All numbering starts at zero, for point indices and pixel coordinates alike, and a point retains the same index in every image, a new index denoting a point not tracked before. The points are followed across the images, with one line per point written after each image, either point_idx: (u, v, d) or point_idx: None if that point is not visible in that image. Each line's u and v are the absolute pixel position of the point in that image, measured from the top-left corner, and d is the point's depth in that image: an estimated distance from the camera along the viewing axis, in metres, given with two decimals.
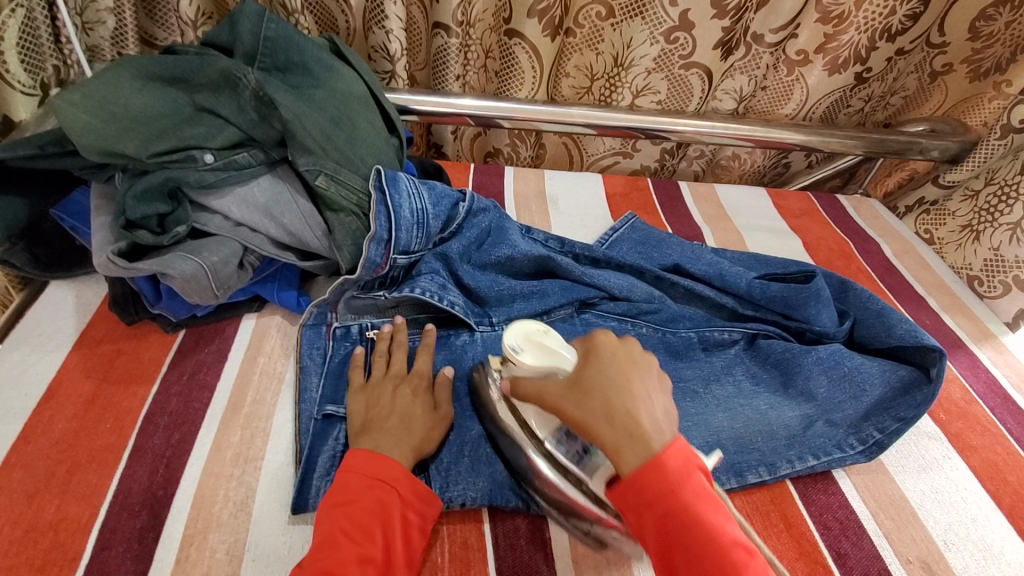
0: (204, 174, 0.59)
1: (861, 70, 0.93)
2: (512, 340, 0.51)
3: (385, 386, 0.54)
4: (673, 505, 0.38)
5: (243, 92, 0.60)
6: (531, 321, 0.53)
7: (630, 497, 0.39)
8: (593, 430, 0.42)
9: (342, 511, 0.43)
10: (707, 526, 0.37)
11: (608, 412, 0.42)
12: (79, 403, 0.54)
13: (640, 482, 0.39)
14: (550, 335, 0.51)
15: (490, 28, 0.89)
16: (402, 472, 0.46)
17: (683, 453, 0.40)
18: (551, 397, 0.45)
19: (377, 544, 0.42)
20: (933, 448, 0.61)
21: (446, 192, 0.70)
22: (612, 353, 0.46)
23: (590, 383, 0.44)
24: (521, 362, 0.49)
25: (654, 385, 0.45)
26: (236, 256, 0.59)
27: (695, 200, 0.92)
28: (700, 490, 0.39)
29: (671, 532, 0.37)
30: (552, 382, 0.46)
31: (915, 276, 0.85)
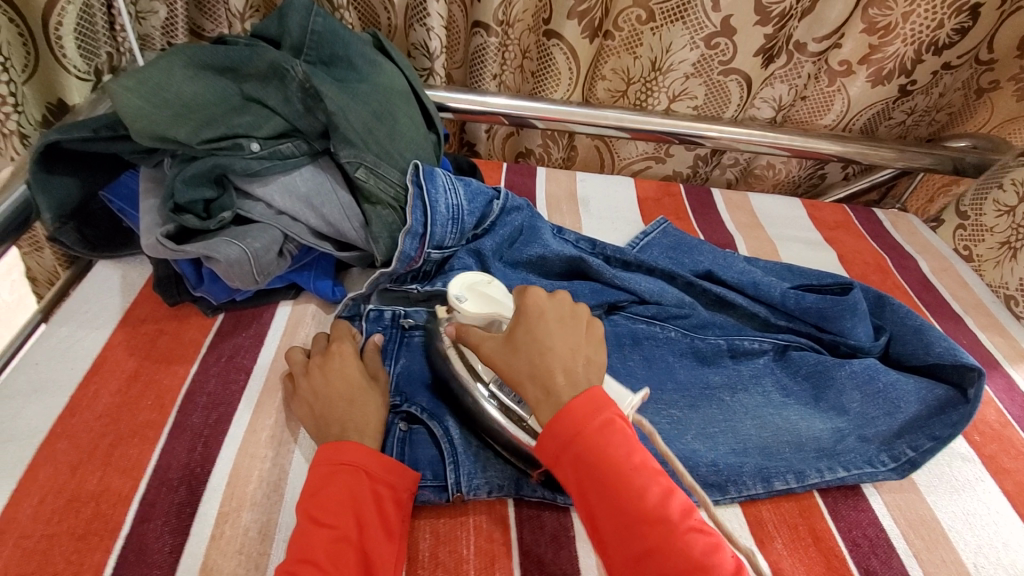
0: (250, 162, 0.60)
1: (905, 83, 0.91)
2: (456, 289, 0.54)
3: (308, 377, 0.54)
4: (588, 452, 0.40)
5: (290, 84, 0.62)
6: (471, 273, 0.56)
7: (552, 447, 0.42)
8: (521, 387, 0.46)
9: (307, 497, 0.45)
10: (626, 472, 0.40)
11: (531, 368, 0.45)
12: (122, 378, 0.56)
13: (558, 431, 0.42)
14: (492, 286, 0.55)
15: (529, 29, 0.89)
16: (364, 451, 0.47)
17: (601, 403, 0.42)
18: (487, 352, 0.48)
19: (349, 523, 0.43)
20: (966, 469, 0.60)
21: (481, 189, 0.70)
22: (539, 312, 0.47)
23: (518, 342, 0.46)
24: (464, 311, 0.52)
25: (579, 334, 0.47)
26: (276, 244, 0.60)
27: (727, 208, 0.91)
28: (619, 437, 0.41)
29: (587, 481, 0.40)
30: (486, 337, 0.49)
31: (953, 294, 0.83)
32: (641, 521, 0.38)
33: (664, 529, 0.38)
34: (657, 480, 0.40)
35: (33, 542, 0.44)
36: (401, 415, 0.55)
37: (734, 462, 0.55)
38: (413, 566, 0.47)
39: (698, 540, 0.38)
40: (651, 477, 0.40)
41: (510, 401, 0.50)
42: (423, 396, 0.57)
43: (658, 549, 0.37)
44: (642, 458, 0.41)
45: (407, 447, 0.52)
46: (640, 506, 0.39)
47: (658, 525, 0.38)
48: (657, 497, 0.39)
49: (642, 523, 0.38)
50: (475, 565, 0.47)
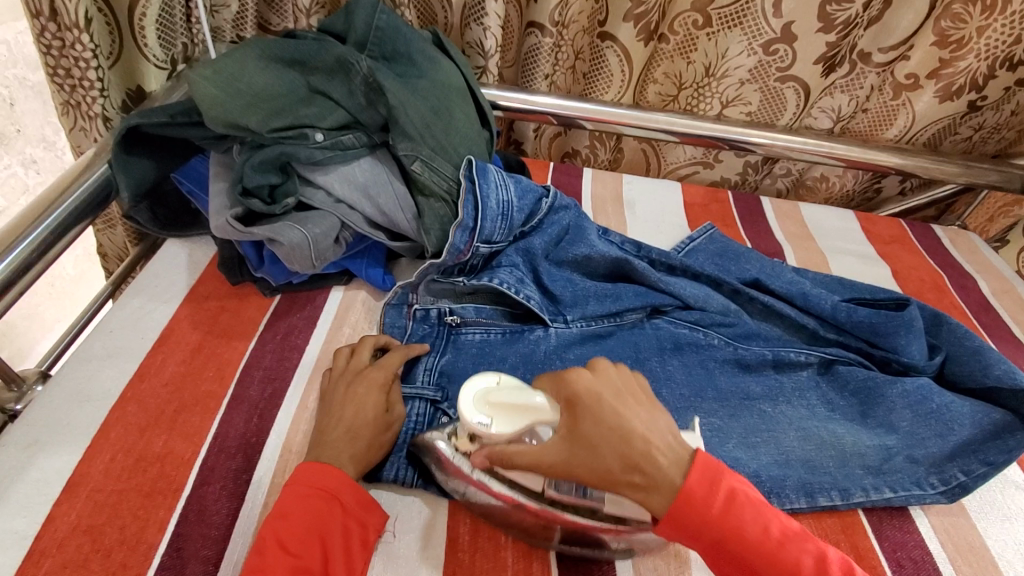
0: (314, 152, 0.62)
1: (977, 99, 0.87)
2: (473, 417, 0.43)
3: (335, 391, 0.54)
4: (728, 539, 0.39)
5: (355, 78, 0.64)
6: (476, 376, 0.45)
7: (679, 535, 0.40)
8: (616, 485, 0.41)
9: (274, 519, 0.43)
10: (771, 547, 0.39)
11: (623, 463, 0.41)
12: (187, 349, 0.59)
13: (685, 523, 0.40)
14: (503, 386, 0.45)
15: (584, 30, 0.90)
16: (346, 482, 0.46)
17: (712, 475, 0.41)
18: (553, 463, 0.42)
19: (314, 555, 0.42)
20: (1020, 499, 0.57)
21: (531, 187, 0.71)
22: (597, 398, 0.42)
23: (591, 440, 0.41)
24: (497, 434, 0.43)
25: (638, 400, 0.44)
26: (334, 231, 0.63)
27: (776, 217, 0.90)
28: (749, 513, 0.40)
29: (730, 563, 0.40)
30: (545, 447, 0.42)
31: (1015, 317, 0.79)
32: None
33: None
34: (803, 547, 0.40)
35: (103, 496, 0.48)
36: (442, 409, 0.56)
37: (777, 474, 0.54)
38: (454, 548, 0.48)
39: None
40: (797, 546, 0.40)
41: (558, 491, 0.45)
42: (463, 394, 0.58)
43: None
44: (779, 527, 0.40)
45: None
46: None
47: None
48: (810, 567, 0.39)
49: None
50: (513, 553, 0.48)
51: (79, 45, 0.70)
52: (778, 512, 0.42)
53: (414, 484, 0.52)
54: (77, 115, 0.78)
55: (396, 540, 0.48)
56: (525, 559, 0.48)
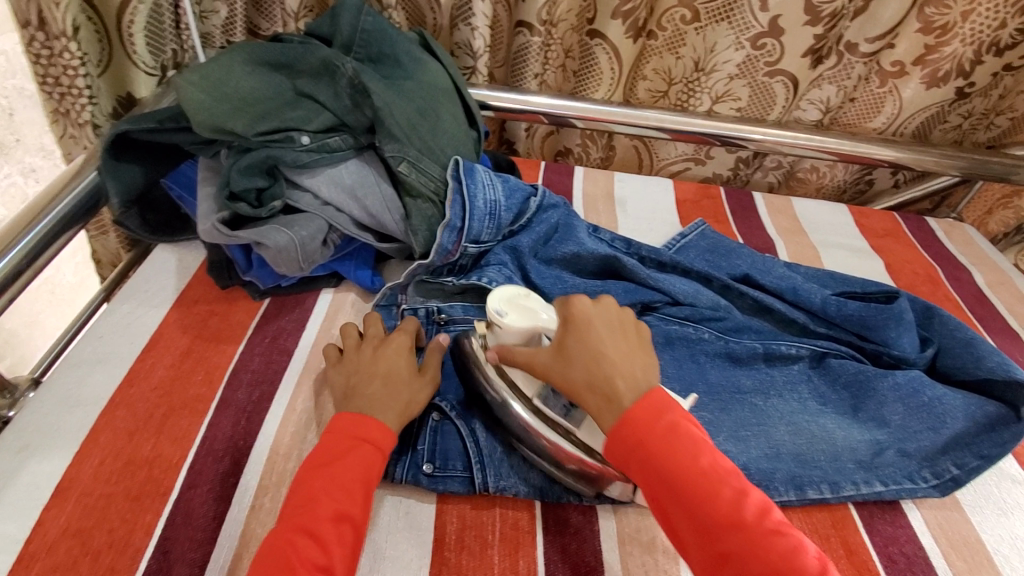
0: (300, 154, 0.63)
1: (964, 86, 0.87)
2: (495, 304, 0.53)
3: (362, 351, 0.56)
4: (652, 456, 0.41)
5: (340, 80, 0.65)
6: (507, 286, 0.55)
7: (614, 449, 0.43)
8: (581, 397, 0.46)
9: (317, 467, 0.45)
10: (695, 475, 0.40)
11: (589, 376, 0.46)
12: (176, 354, 0.59)
13: (622, 435, 0.42)
14: (530, 298, 0.54)
15: (573, 28, 0.90)
16: (388, 434, 0.48)
17: (660, 403, 0.43)
18: (540, 365, 0.49)
19: (356, 503, 0.44)
20: (1017, 492, 0.57)
21: (519, 185, 0.72)
22: (588, 320, 0.48)
23: (571, 351, 0.47)
24: (508, 325, 0.52)
25: (632, 336, 0.49)
26: (322, 233, 0.63)
27: (769, 212, 0.89)
28: (682, 439, 0.41)
29: (654, 483, 0.41)
30: (537, 351, 0.50)
31: (1010, 309, 0.78)
32: (717, 526, 0.38)
33: (738, 533, 0.37)
34: (728, 482, 0.40)
35: (92, 500, 0.48)
36: (433, 407, 0.56)
37: (767, 469, 0.54)
38: (441, 547, 0.48)
39: (781, 543, 0.37)
40: (723, 479, 0.40)
41: (555, 413, 0.50)
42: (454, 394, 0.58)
43: (735, 553, 0.37)
44: (710, 462, 0.41)
45: (438, 437, 0.54)
46: (712, 508, 0.39)
47: (734, 527, 0.38)
48: (731, 499, 0.39)
49: (715, 525, 0.38)
50: (500, 551, 0.48)
51: (67, 53, 0.71)
52: (719, 454, 0.42)
53: (403, 482, 0.51)
54: (67, 123, 0.78)
55: (383, 540, 0.48)
56: (512, 558, 0.48)
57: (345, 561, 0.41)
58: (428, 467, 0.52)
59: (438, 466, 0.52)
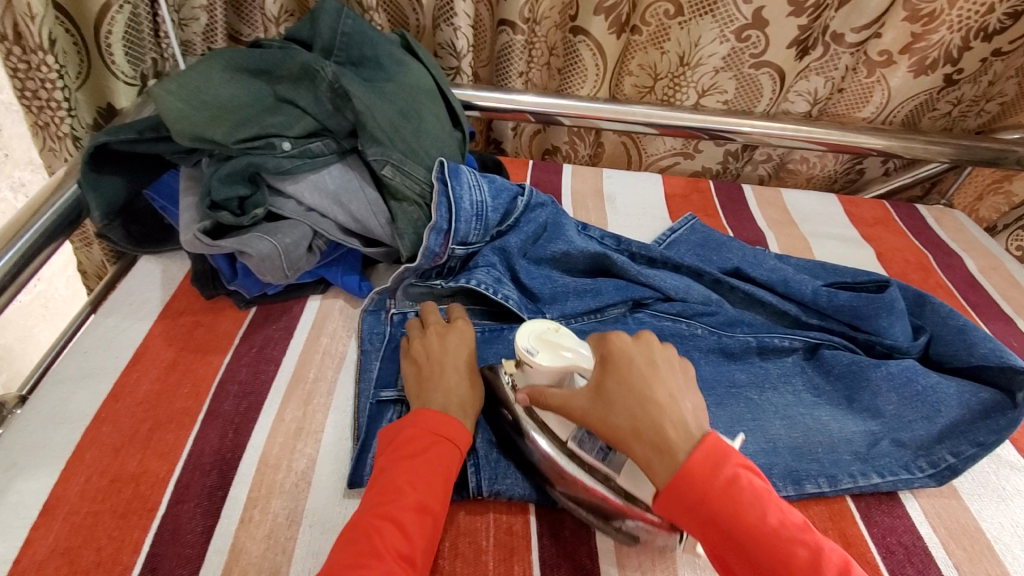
0: (281, 161, 0.62)
1: (952, 73, 0.87)
2: (524, 341, 0.48)
3: (423, 344, 0.56)
4: (718, 515, 0.39)
5: (320, 84, 0.64)
6: (540, 319, 0.51)
7: (670, 508, 0.40)
8: (626, 445, 0.43)
9: (401, 459, 0.46)
10: (766, 536, 0.38)
11: (634, 424, 0.43)
12: (161, 367, 0.58)
13: (680, 495, 0.40)
14: (561, 333, 0.49)
15: (556, 26, 0.89)
16: (463, 432, 0.49)
17: (719, 455, 0.40)
18: (577, 408, 0.46)
19: (436, 498, 0.45)
20: (1015, 479, 0.56)
21: (505, 186, 0.71)
22: (629, 361, 0.45)
23: (611, 395, 0.44)
24: (538, 365, 0.47)
25: (677, 375, 0.46)
26: (306, 240, 0.62)
27: (759, 205, 0.89)
28: (748, 497, 0.39)
29: (721, 542, 0.39)
30: (573, 394, 0.46)
31: (1003, 294, 0.78)
32: None
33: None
34: (799, 539, 0.38)
35: (78, 518, 0.47)
36: None
37: (763, 463, 0.53)
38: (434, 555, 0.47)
39: None
40: (794, 535, 0.38)
41: (590, 455, 0.47)
42: None
43: None
44: (778, 520, 0.39)
45: None
46: (788, 571, 0.37)
47: None
48: (806, 558, 0.37)
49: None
50: (494, 557, 0.48)
51: (45, 66, 0.70)
52: (782, 505, 0.40)
53: None
54: (47, 136, 0.77)
55: None
56: (506, 563, 0.47)
57: (423, 552, 0.43)
58: None
59: None
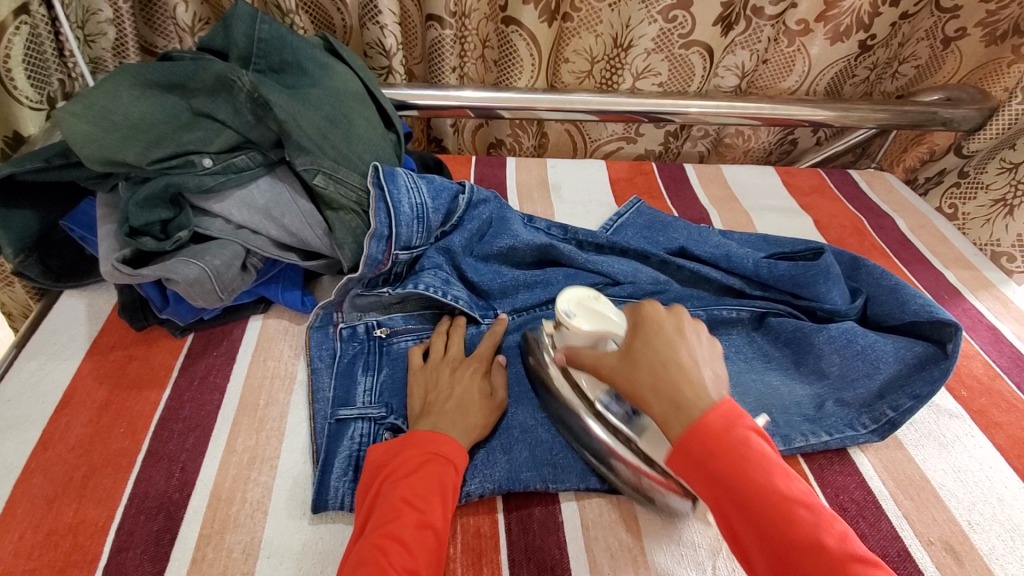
0: (204, 179, 0.59)
1: (866, 39, 0.90)
2: (564, 304, 0.52)
3: (440, 371, 0.55)
4: (722, 468, 0.37)
5: (238, 95, 0.60)
6: (581, 288, 0.54)
7: (676, 461, 0.39)
8: (648, 404, 0.42)
9: (399, 479, 0.45)
10: (773, 497, 0.35)
11: (653, 380, 0.41)
12: (94, 408, 0.55)
13: (690, 450, 0.38)
14: (601, 301, 0.52)
15: (487, 17, 0.88)
16: (457, 449, 0.48)
17: (732, 414, 0.38)
18: (608, 368, 0.46)
19: (435, 511, 0.44)
20: (954, 426, 0.59)
21: (445, 185, 0.69)
22: (657, 324, 0.44)
23: (637, 356, 0.43)
24: (576, 328, 0.50)
25: (704, 347, 0.44)
26: (238, 259, 0.59)
27: (700, 182, 0.91)
28: (756, 457, 0.37)
29: (721, 495, 0.37)
30: (604, 355, 0.47)
31: (931, 249, 0.82)
32: (791, 548, 0.34)
33: (817, 558, 0.33)
34: (804, 503, 0.36)
35: None
36: (387, 426, 0.54)
37: None
38: None
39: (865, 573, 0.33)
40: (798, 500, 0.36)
41: (621, 427, 0.50)
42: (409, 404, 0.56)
43: None
44: (783, 482, 0.36)
45: None
46: (793, 533, 0.34)
47: (814, 553, 0.33)
48: (807, 520, 0.35)
49: (794, 549, 0.34)
50: (461, 562, 0.47)
51: None
52: (790, 473, 0.38)
53: None
54: None
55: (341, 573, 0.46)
56: (475, 566, 0.47)
57: (429, 568, 0.41)
58: None
59: None
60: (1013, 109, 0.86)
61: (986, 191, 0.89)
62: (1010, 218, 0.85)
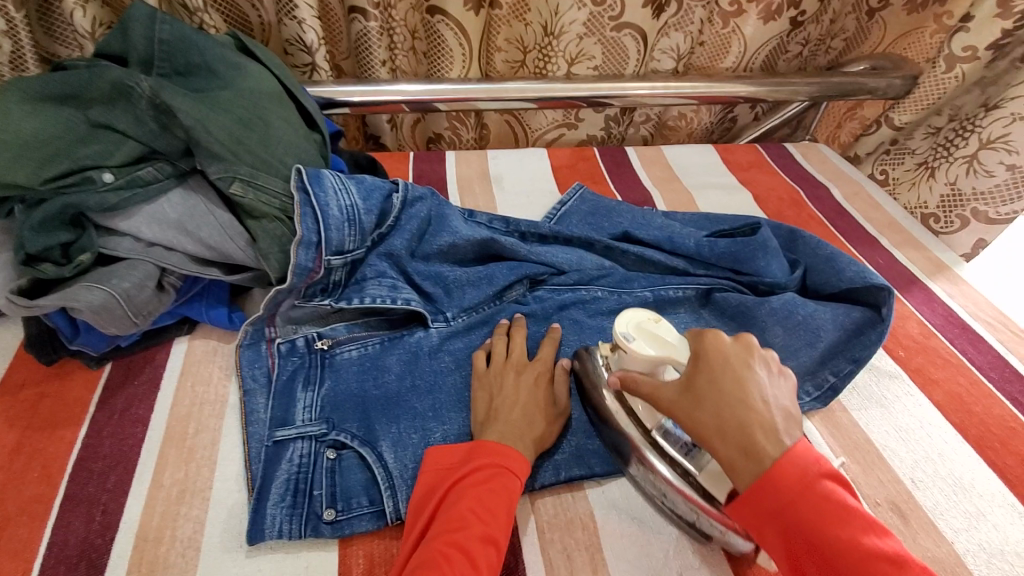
0: (104, 196, 0.54)
1: (796, 15, 0.91)
2: (622, 327, 0.48)
3: (504, 377, 0.54)
4: (761, 473, 0.38)
5: (138, 102, 0.56)
6: (639, 310, 0.50)
7: (745, 513, 0.39)
8: (713, 446, 0.40)
9: (468, 487, 0.44)
10: (852, 551, 0.35)
11: (720, 423, 0.40)
12: (3, 454, 0.50)
13: (731, 454, 0.39)
14: (660, 324, 0.48)
15: (413, 8, 0.85)
16: (524, 463, 0.47)
17: (808, 463, 0.38)
18: (666, 402, 0.44)
19: (498, 527, 0.42)
20: (894, 386, 0.60)
21: (376, 184, 0.66)
22: (725, 359, 0.42)
23: (702, 392, 0.42)
24: (634, 353, 0.46)
25: (775, 381, 0.43)
26: (152, 279, 0.56)
27: (643, 164, 0.90)
28: (798, 463, 0.38)
29: (762, 498, 0.38)
30: (665, 385, 0.44)
31: (865, 216, 0.83)
32: (828, 545, 0.35)
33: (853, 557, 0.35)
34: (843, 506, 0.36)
35: None
36: (327, 444, 0.51)
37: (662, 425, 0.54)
38: None
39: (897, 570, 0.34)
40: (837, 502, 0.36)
41: (676, 454, 0.46)
42: (352, 420, 0.53)
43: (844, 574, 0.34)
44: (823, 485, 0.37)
45: (337, 476, 0.50)
46: (829, 532, 0.35)
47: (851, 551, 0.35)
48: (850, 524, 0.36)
49: (829, 548, 0.35)
50: None
51: None
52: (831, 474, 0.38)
53: (300, 537, 0.46)
54: None
55: None
56: None
57: None
58: (329, 514, 0.47)
59: (341, 510, 0.48)
60: (937, 79, 0.88)
61: (912, 155, 0.95)
62: (933, 179, 0.90)
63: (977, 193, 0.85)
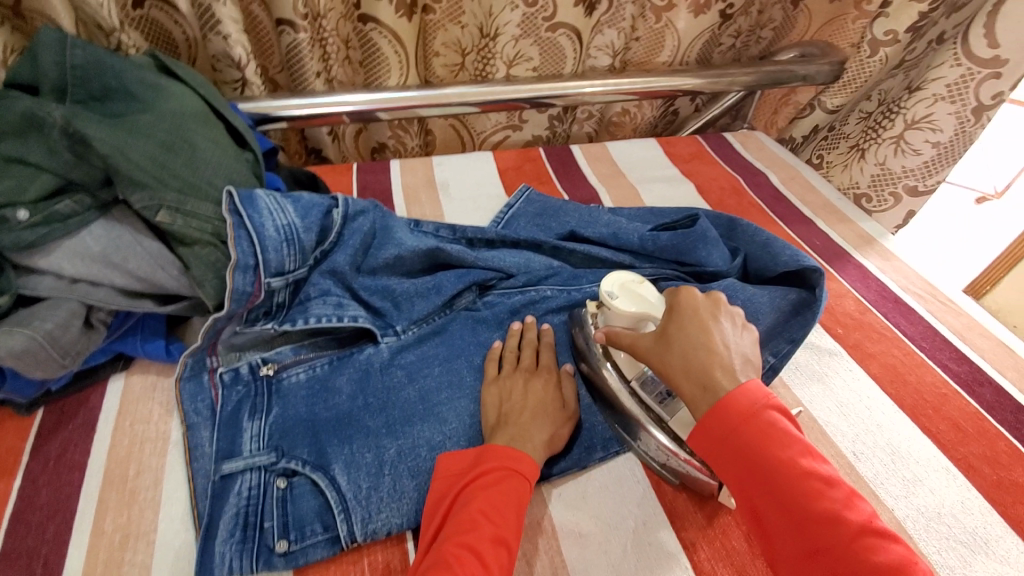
0: (20, 234, 0.51)
1: (725, 8, 0.93)
2: (608, 285, 0.53)
3: (515, 377, 0.55)
4: (743, 444, 0.38)
5: (50, 132, 0.53)
6: (625, 272, 0.55)
7: (709, 456, 0.40)
8: (678, 385, 0.43)
9: (479, 489, 0.45)
10: (837, 526, 0.34)
11: (685, 362, 0.43)
12: None
13: (712, 422, 0.40)
14: (644, 286, 0.53)
15: (344, 17, 0.83)
16: (533, 467, 0.47)
17: (756, 395, 0.39)
18: (642, 349, 0.47)
19: (511, 530, 0.43)
20: (834, 363, 0.63)
21: (314, 201, 0.64)
22: (693, 310, 0.45)
23: (672, 337, 0.45)
24: (616, 308, 0.51)
25: (740, 333, 0.46)
26: (78, 317, 0.53)
27: (588, 162, 0.91)
28: (779, 436, 0.38)
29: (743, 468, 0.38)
30: (641, 335, 0.48)
31: (802, 200, 0.86)
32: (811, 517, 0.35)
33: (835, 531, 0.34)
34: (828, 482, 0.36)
35: None
36: (277, 472, 0.50)
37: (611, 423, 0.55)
38: None
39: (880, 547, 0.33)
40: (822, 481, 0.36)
41: (653, 401, 0.52)
42: (302, 446, 0.52)
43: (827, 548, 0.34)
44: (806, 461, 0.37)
45: (290, 505, 0.49)
46: (811, 504, 0.35)
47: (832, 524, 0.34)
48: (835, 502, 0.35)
49: (810, 519, 0.35)
50: None
51: None
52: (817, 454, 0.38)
53: (253, 572, 0.45)
54: None
55: None
56: None
57: None
58: (282, 545, 0.46)
59: (295, 539, 0.47)
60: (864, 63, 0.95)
61: (845, 139, 1.03)
62: (862, 161, 1.00)
63: (907, 171, 0.95)
